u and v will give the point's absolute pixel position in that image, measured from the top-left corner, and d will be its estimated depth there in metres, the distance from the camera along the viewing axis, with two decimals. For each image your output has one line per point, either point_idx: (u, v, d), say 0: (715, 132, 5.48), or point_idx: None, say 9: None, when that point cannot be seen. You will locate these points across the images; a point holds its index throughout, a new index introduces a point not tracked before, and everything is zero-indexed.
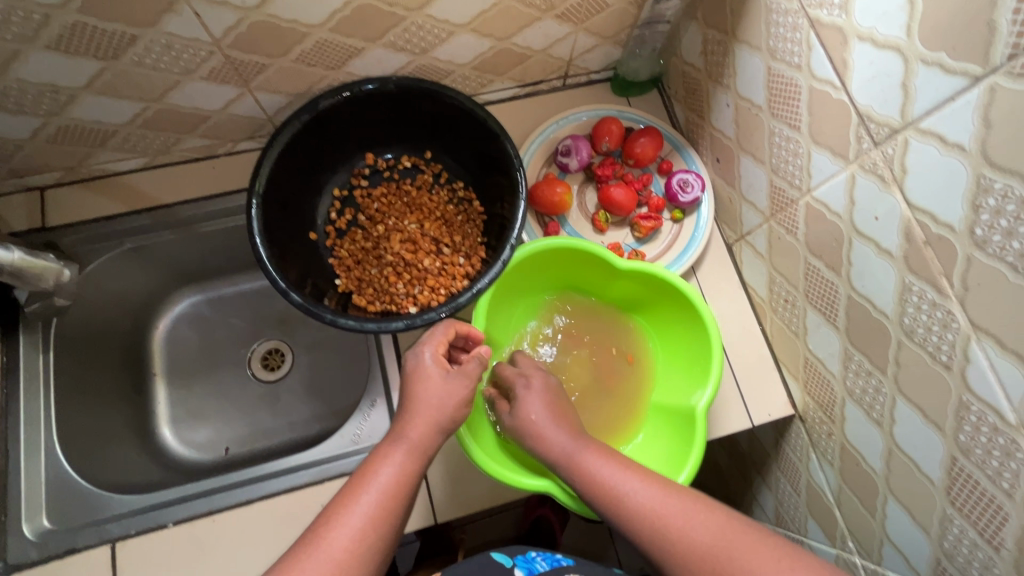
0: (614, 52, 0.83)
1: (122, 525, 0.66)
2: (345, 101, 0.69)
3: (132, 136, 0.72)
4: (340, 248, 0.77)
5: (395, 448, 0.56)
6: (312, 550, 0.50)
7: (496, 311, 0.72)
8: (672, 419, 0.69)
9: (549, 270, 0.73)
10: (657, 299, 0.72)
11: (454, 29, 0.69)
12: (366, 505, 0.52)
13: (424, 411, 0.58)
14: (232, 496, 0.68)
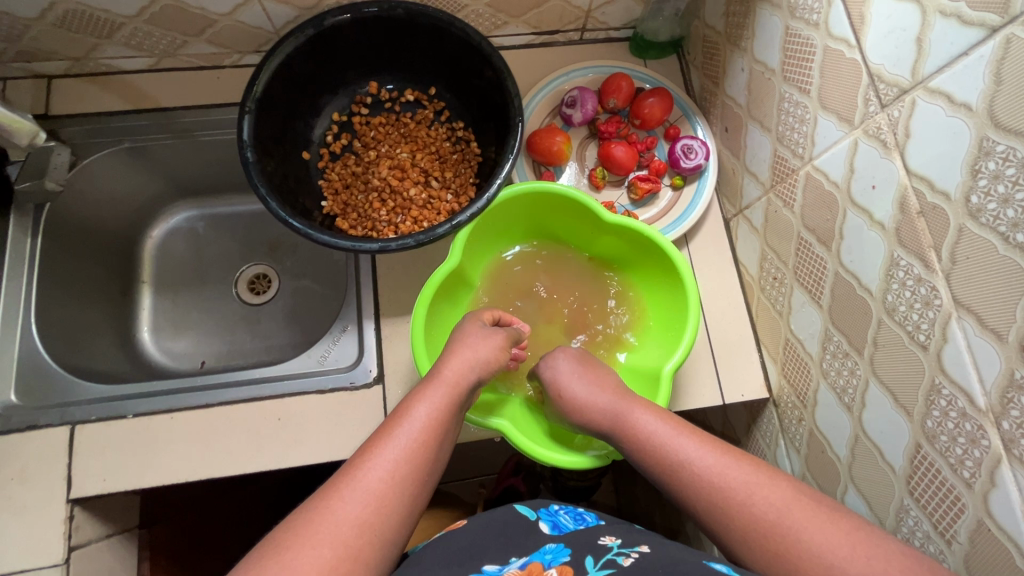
0: (635, 9, 0.81)
1: (85, 409, 0.68)
2: (352, 21, 0.68)
3: (139, 31, 0.72)
4: (331, 170, 0.78)
5: (431, 388, 0.54)
6: (348, 481, 0.45)
7: (476, 252, 0.71)
8: (638, 378, 0.69)
9: (538, 218, 0.73)
10: (639, 258, 0.71)
11: None
12: (405, 440, 0.49)
13: (461, 358, 0.57)
14: (194, 398, 0.69)
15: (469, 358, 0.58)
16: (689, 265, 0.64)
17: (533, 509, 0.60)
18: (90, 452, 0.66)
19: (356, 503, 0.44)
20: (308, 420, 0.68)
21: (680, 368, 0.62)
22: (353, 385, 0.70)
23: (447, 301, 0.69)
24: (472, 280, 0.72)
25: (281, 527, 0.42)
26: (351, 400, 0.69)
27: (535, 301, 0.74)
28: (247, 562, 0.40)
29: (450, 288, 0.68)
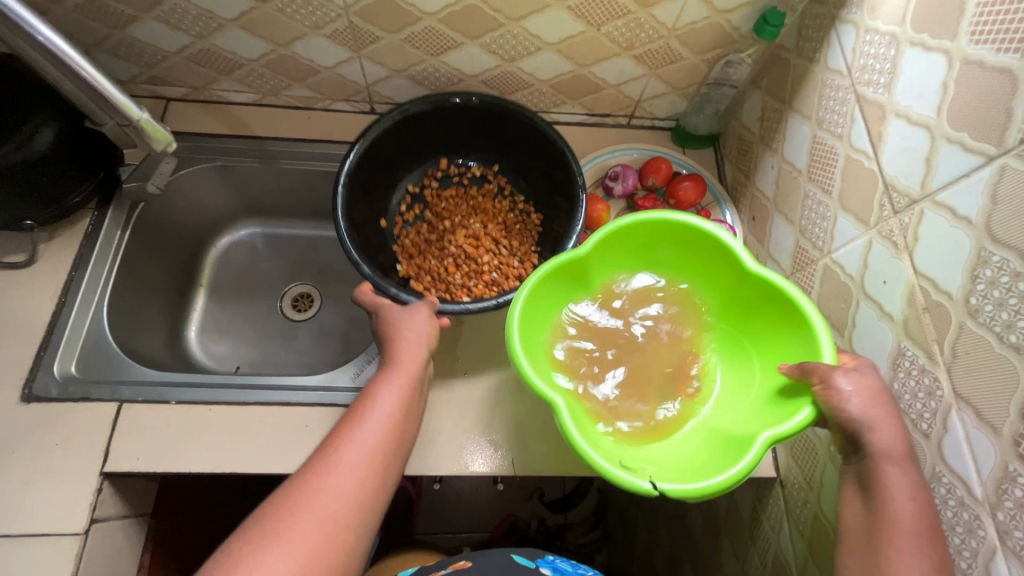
0: (679, 105, 0.91)
1: (134, 390, 0.73)
2: (432, 108, 0.78)
3: (254, 72, 0.84)
4: (405, 238, 0.87)
5: (390, 374, 0.61)
6: (322, 473, 0.51)
7: (612, 261, 0.66)
8: (725, 443, 0.57)
9: (681, 258, 0.66)
10: (772, 315, 0.60)
11: (543, 46, 0.78)
12: (374, 431, 0.55)
13: (416, 345, 0.64)
14: (233, 395, 0.74)
15: (418, 338, 0.64)
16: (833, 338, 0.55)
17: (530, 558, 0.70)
18: (130, 430, 0.70)
19: (331, 496, 0.50)
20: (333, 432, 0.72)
21: (778, 442, 0.51)
22: None
23: (560, 291, 0.64)
24: (589, 287, 0.66)
25: (257, 516, 0.48)
26: None
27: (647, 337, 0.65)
28: (231, 544, 0.46)
29: (567, 281, 0.64)
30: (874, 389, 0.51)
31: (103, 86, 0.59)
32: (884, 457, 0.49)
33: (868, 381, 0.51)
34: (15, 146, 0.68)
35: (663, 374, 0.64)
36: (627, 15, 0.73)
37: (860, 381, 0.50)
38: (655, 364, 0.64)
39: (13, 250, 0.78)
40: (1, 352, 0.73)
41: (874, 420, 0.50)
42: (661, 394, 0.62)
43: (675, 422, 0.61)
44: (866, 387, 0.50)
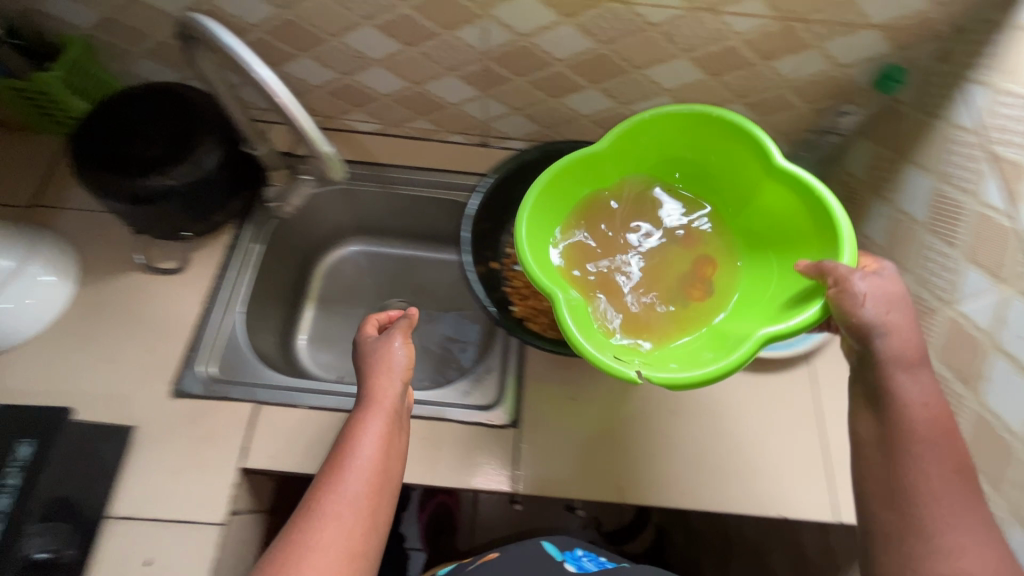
0: (781, 149, 0.93)
1: (267, 392, 0.79)
2: (543, 156, 0.85)
3: (384, 105, 0.91)
4: (515, 279, 0.89)
5: (376, 418, 0.64)
6: (315, 527, 0.57)
7: (630, 158, 0.69)
8: (723, 341, 0.59)
9: (702, 164, 0.69)
10: (801, 222, 0.62)
11: (660, 91, 0.82)
12: (360, 483, 0.60)
13: (389, 377, 0.67)
14: (357, 403, 0.79)
15: (391, 370, 0.67)
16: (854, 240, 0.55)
17: (559, 549, 0.84)
18: (263, 432, 0.76)
19: (328, 553, 0.55)
20: (446, 446, 0.76)
21: (779, 340, 0.53)
22: (489, 423, 0.78)
23: (581, 183, 0.69)
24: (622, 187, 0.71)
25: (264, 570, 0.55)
26: (488, 437, 0.78)
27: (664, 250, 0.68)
28: None
29: (584, 173, 0.68)
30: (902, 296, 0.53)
31: (298, 117, 0.61)
32: (892, 362, 0.53)
33: (891, 281, 0.54)
34: (190, 164, 0.76)
35: (685, 267, 0.67)
36: (749, 67, 0.77)
37: (880, 284, 0.53)
38: (676, 262, 0.67)
39: (165, 258, 0.86)
40: (152, 350, 0.80)
41: (902, 330, 0.53)
42: (678, 291, 0.66)
43: (695, 312, 0.64)
44: (878, 290, 0.52)
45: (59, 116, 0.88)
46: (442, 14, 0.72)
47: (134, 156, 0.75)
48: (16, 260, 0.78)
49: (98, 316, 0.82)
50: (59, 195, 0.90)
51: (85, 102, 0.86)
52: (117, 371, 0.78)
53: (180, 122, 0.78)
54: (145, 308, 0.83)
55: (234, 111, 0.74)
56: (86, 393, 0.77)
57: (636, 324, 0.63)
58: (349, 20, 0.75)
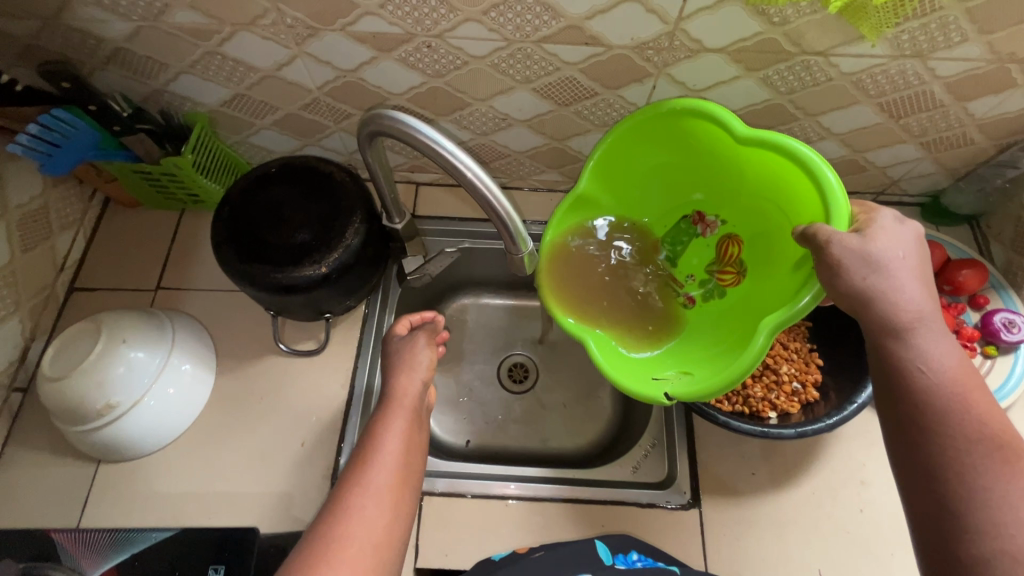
0: (940, 182, 0.87)
1: (430, 482, 0.77)
2: None
3: (515, 161, 0.85)
4: None
5: (397, 415, 0.63)
6: (342, 517, 0.52)
7: (611, 185, 0.71)
8: (738, 336, 0.62)
9: (680, 161, 0.68)
10: (785, 175, 0.59)
11: (828, 136, 0.76)
12: (384, 475, 0.57)
13: (410, 376, 0.67)
14: (523, 488, 0.77)
15: (411, 368, 0.68)
16: (844, 196, 0.53)
17: (611, 553, 0.69)
18: (436, 526, 0.74)
19: (361, 546, 0.51)
20: (628, 530, 0.74)
21: (786, 324, 0.53)
22: (669, 505, 0.75)
23: (583, 220, 0.73)
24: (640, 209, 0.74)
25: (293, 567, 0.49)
26: (668, 520, 0.74)
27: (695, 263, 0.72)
28: None
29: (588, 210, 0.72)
30: (902, 256, 0.51)
31: (508, 218, 0.55)
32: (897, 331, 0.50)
33: (871, 244, 0.51)
34: (342, 250, 0.71)
35: (708, 255, 0.71)
36: (939, 108, 0.70)
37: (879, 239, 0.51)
38: (688, 256, 0.73)
39: (305, 339, 0.83)
40: (308, 440, 0.77)
41: (899, 284, 0.50)
42: (707, 276, 0.71)
43: (726, 297, 0.68)
44: (852, 255, 0.50)
45: (180, 193, 0.83)
46: (611, 75, 0.67)
47: (281, 245, 0.70)
48: (164, 352, 0.74)
49: (243, 406, 0.79)
50: (183, 276, 0.86)
51: (209, 178, 0.81)
52: (273, 467, 0.75)
53: (326, 204, 0.73)
54: (290, 395, 0.80)
55: (383, 189, 0.67)
56: (247, 493, 0.74)
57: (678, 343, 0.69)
58: (504, 85, 0.69)
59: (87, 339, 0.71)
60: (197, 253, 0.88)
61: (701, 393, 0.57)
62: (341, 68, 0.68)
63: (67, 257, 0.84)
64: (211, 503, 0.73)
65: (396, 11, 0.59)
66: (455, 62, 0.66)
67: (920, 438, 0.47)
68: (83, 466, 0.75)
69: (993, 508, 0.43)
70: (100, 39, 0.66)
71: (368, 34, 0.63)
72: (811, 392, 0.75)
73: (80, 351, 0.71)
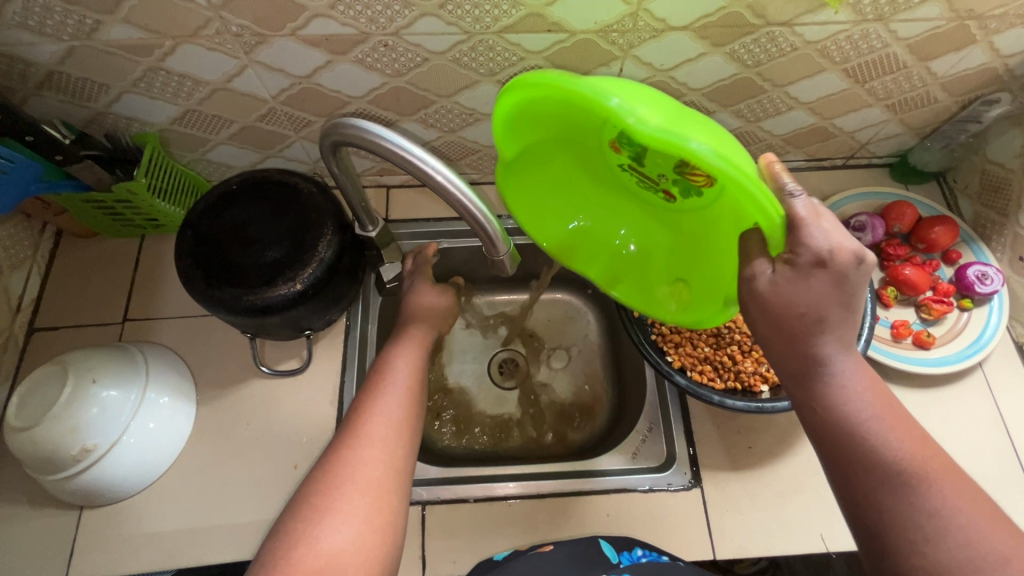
0: (907, 142, 0.87)
1: (430, 491, 0.75)
2: None
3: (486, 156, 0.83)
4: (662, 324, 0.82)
5: (408, 346, 0.70)
6: (359, 429, 0.56)
7: (529, 128, 0.57)
8: (726, 251, 0.57)
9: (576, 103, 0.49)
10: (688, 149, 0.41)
11: (796, 105, 0.76)
12: (397, 390, 0.61)
13: (425, 322, 0.75)
14: (524, 488, 0.76)
15: (429, 316, 0.76)
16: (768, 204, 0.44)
17: (616, 550, 0.68)
18: (440, 535, 0.73)
19: (373, 454, 0.53)
20: (633, 518, 0.74)
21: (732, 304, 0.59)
22: (672, 488, 0.75)
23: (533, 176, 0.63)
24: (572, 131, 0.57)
25: (314, 479, 0.52)
26: (672, 503, 0.74)
27: (662, 167, 0.54)
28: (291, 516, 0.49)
29: (524, 162, 0.61)
30: (819, 311, 0.49)
31: (487, 222, 0.52)
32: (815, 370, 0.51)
33: (780, 286, 0.49)
34: (316, 265, 0.69)
35: (674, 156, 0.51)
36: (902, 70, 0.70)
37: (801, 290, 0.49)
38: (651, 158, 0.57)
39: (287, 358, 0.81)
40: (301, 463, 0.75)
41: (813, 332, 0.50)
42: (679, 178, 0.54)
43: (706, 197, 0.54)
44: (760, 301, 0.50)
45: (137, 219, 0.79)
46: (577, 61, 0.65)
47: (251, 265, 0.67)
48: (139, 387, 0.71)
49: (230, 435, 0.76)
50: (151, 305, 0.82)
51: (167, 201, 0.77)
52: (267, 494, 0.73)
53: (294, 218, 0.70)
54: (277, 418, 0.77)
55: (353, 198, 0.65)
56: (242, 523, 0.72)
57: (676, 260, 0.64)
58: (468, 80, 0.67)
59: (53, 383, 0.68)
60: (163, 281, 0.84)
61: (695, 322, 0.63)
62: (296, 74, 0.65)
63: (22, 297, 0.79)
64: (207, 538, 0.71)
65: (348, 11, 0.57)
66: (416, 59, 0.63)
67: (830, 463, 0.50)
68: (65, 515, 0.71)
69: (901, 523, 0.45)
70: (30, 63, 0.61)
71: (320, 37, 0.60)
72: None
73: (47, 396, 0.67)
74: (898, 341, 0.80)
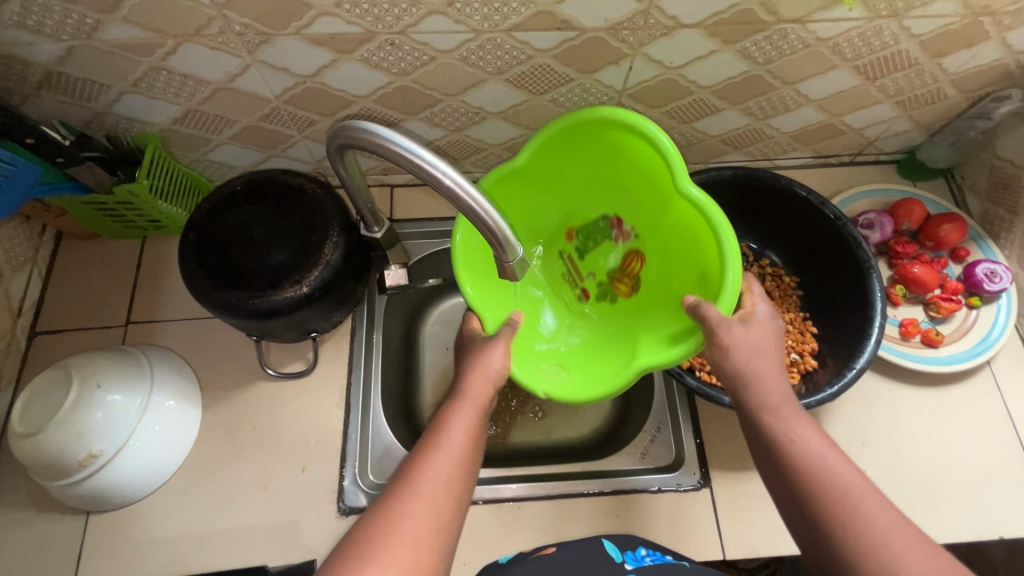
0: (915, 139, 0.87)
1: None
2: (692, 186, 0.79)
3: (492, 155, 0.82)
4: None
5: (462, 402, 0.59)
6: (407, 488, 0.51)
7: (545, 162, 0.68)
8: (606, 352, 0.70)
9: (616, 165, 0.68)
10: (697, 227, 0.63)
11: (806, 103, 0.75)
12: (447, 457, 0.54)
13: (483, 373, 0.62)
14: (533, 489, 0.76)
15: (487, 369, 0.62)
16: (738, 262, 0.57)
17: (620, 551, 0.66)
18: None
19: (413, 524, 0.48)
20: (642, 518, 0.74)
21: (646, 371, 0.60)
22: (681, 488, 0.75)
23: (525, 191, 0.70)
24: (568, 203, 0.75)
25: (361, 527, 0.48)
26: (681, 503, 0.74)
27: (603, 267, 0.76)
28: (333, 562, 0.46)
29: (526, 188, 0.70)
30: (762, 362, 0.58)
31: (500, 227, 0.50)
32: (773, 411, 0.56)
33: (750, 334, 0.59)
34: (322, 267, 0.68)
35: (614, 264, 0.76)
36: (914, 67, 0.70)
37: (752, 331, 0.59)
38: (597, 254, 0.76)
39: (292, 360, 0.80)
40: (308, 465, 0.74)
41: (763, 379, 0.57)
42: (607, 280, 0.76)
43: (618, 304, 0.74)
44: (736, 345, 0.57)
45: (139, 220, 0.78)
46: (585, 59, 0.64)
47: (256, 267, 0.67)
48: (144, 391, 0.70)
49: (236, 438, 0.76)
50: (155, 307, 0.81)
51: (168, 202, 0.76)
52: (274, 498, 0.73)
53: (300, 220, 0.69)
54: (284, 421, 0.77)
55: (360, 199, 0.64)
56: (250, 526, 0.71)
57: (569, 342, 0.73)
58: (475, 78, 0.66)
59: (58, 388, 0.67)
60: (166, 282, 0.83)
61: (579, 398, 0.62)
62: (300, 74, 0.64)
63: (24, 300, 0.78)
64: (216, 541, 0.71)
65: (354, 9, 0.55)
66: (422, 57, 0.62)
67: (791, 496, 0.52)
68: (72, 520, 0.71)
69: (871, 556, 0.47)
70: (29, 63, 0.60)
71: (325, 35, 0.59)
72: (809, 362, 0.77)
73: (52, 402, 0.66)
74: (907, 340, 0.80)
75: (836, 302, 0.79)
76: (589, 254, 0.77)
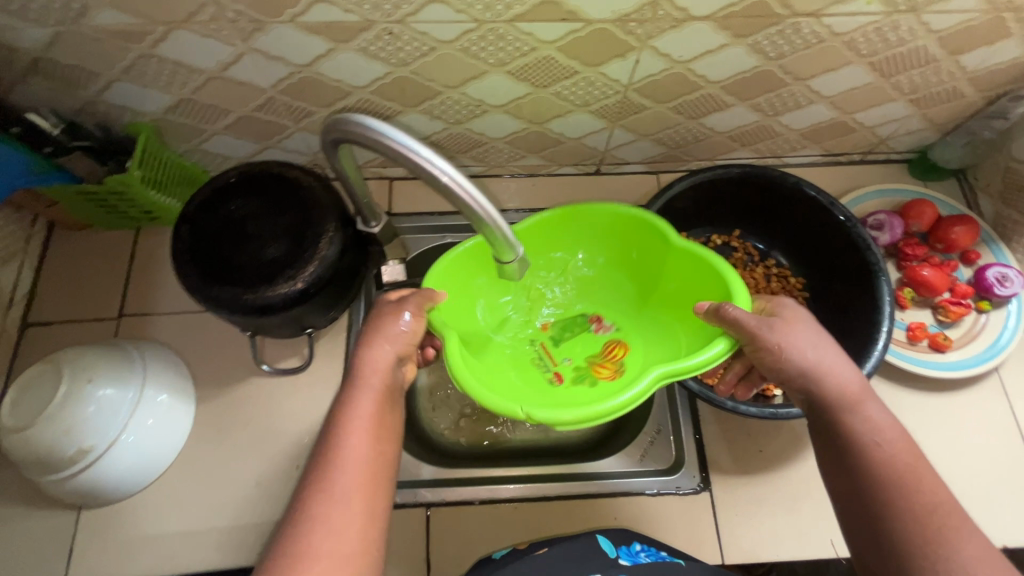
0: (928, 138, 0.84)
1: (433, 492, 0.74)
2: (694, 185, 0.77)
3: (493, 149, 0.80)
4: None
5: (366, 380, 0.53)
6: (321, 496, 0.46)
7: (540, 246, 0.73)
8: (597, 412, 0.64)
9: (611, 251, 0.75)
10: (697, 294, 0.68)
11: (817, 99, 0.73)
12: (354, 450, 0.49)
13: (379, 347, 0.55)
14: (529, 490, 0.74)
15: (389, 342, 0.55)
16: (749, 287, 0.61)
17: (613, 545, 0.64)
18: (444, 536, 0.72)
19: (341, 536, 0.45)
20: (640, 521, 0.73)
21: (682, 374, 0.57)
22: (680, 491, 0.74)
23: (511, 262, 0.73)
24: (545, 286, 0.77)
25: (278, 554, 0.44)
26: (679, 506, 0.73)
27: (581, 352, 0.76)
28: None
29: None
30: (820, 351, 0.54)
31: (498, 227, 0.49)
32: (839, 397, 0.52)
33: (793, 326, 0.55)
34: (318, 263, 0.66)
35: (593, 349, 0.76)
36: (931, 64, 0.67)
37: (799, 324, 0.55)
38: (574, 344, 0.77)
39: (287, 356, 0.79)
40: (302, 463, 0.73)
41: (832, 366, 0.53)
42: (584, 366, 0.74)
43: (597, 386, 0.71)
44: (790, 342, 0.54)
45: (132, 211, 0.77)
46: (590, 52, 0.62)
47: (249, 263, 0.65)
48: (136, 386, 0.69)
49: (229, 434, 0.75)
50: (148, 299, 0.80)
51: (161, 193, 0.75)
52: (268, 496, 0.72)
53: (295, 214, 0.67)
54: (278, 417, 0.76)
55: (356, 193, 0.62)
56: (244, 523, 0.71)
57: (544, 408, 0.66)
58: (476, 70, 0.64)
59: (47, 383, 0.66)
60: (159, 275, 0.81)
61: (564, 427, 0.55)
62: (295, 63, 0.62)
63: (15, 291, 0.77)
64: (208, 538, 0.70)
65: None
66: (422, 48, 0.60)
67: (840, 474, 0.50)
68: (63, 515, 0.70)
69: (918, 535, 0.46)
70: (15, 49, 0.58)
71: (321, 24, 0.57)
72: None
73: (42, 395, 0.65)
74: (913, 344, 0.78)
75: (844, 305, 0.77)
76: (566, 338, 0.77)
